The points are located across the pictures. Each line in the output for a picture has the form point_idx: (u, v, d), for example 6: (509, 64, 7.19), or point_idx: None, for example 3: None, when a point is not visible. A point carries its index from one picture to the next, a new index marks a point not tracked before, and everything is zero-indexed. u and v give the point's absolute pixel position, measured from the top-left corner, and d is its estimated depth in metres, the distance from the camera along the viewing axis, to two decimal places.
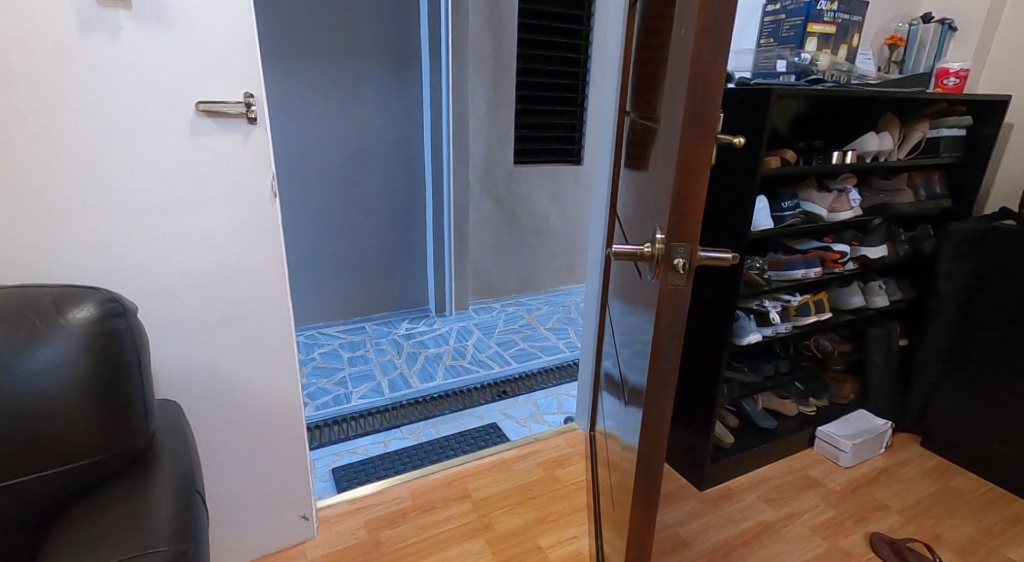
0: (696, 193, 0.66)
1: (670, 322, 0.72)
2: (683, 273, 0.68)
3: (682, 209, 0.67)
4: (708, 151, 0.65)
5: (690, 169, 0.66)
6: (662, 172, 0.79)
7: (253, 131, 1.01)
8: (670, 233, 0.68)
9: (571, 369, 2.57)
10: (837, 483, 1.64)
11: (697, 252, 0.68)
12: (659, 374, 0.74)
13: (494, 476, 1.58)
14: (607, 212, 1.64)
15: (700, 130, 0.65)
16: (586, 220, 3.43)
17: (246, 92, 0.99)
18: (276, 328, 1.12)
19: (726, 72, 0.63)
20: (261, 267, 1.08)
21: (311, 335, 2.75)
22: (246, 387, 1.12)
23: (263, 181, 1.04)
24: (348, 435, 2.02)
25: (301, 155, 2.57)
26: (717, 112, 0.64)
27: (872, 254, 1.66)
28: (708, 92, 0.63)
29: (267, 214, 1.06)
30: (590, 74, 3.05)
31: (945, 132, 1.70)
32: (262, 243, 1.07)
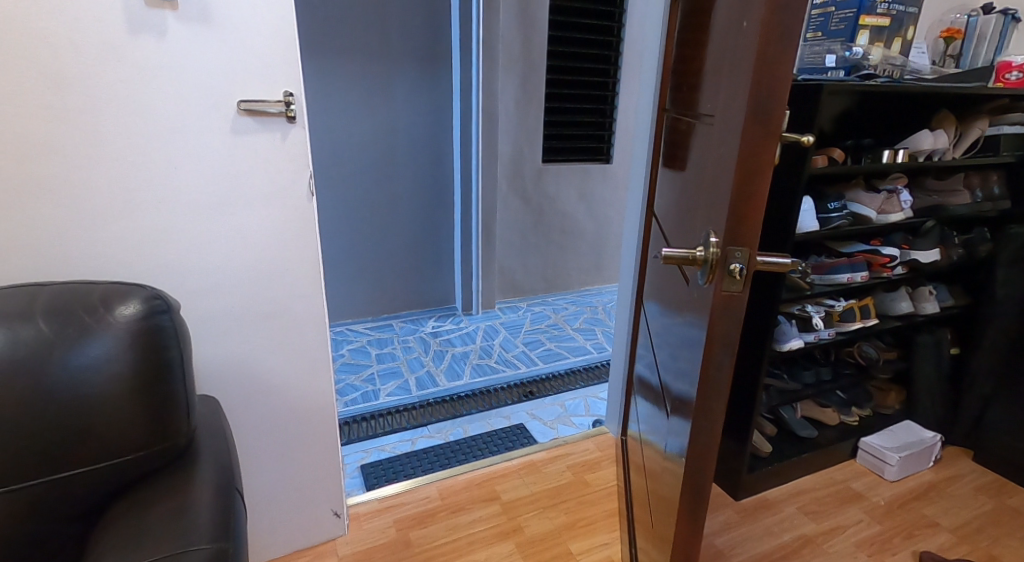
0: (757, 196, 0.63)
1: (724, 331, 0.68)
2: (740, 280, 0.65)
3: (742, 213, 0.63)
4: (772, 152, 0.61)
5: (752, 170, 0.62)
6: (716, 173, 0.75)
7: (292, 129, 1.00)
8: (726, 236, 0.64)
9: (599, 370, 2.53)
10: (883, 497, 1.57)
11: (755, 257, 0.65)
12: (710, 385, 0.70)
13: (523, 479, 1.56)
14: (643, 212, 1.59)
15: (765, 129, 0.61)
16: (615, 219, 3.38)
17: (286, 91, 0.98)
18: (306, 327, 1.11)
19: (794, 67, 0.59)
20: (294, 265, 1.07)
21: (340, 331, 2.77)
22: (277, 386, 1.12)
23: (300, 179, 1.03)
24: (376, 432, 2.02)
25: (334, 152, 2.58)
26: (784, 108, 0.60)
27: (923, 258, 1.58)
28: (775, 89, 0.60)
29: (301, 211, 1.05)
30: (621, 71, 2.99)
31: (1006, 130, 1.60)
32: (295, 241, 1.06)
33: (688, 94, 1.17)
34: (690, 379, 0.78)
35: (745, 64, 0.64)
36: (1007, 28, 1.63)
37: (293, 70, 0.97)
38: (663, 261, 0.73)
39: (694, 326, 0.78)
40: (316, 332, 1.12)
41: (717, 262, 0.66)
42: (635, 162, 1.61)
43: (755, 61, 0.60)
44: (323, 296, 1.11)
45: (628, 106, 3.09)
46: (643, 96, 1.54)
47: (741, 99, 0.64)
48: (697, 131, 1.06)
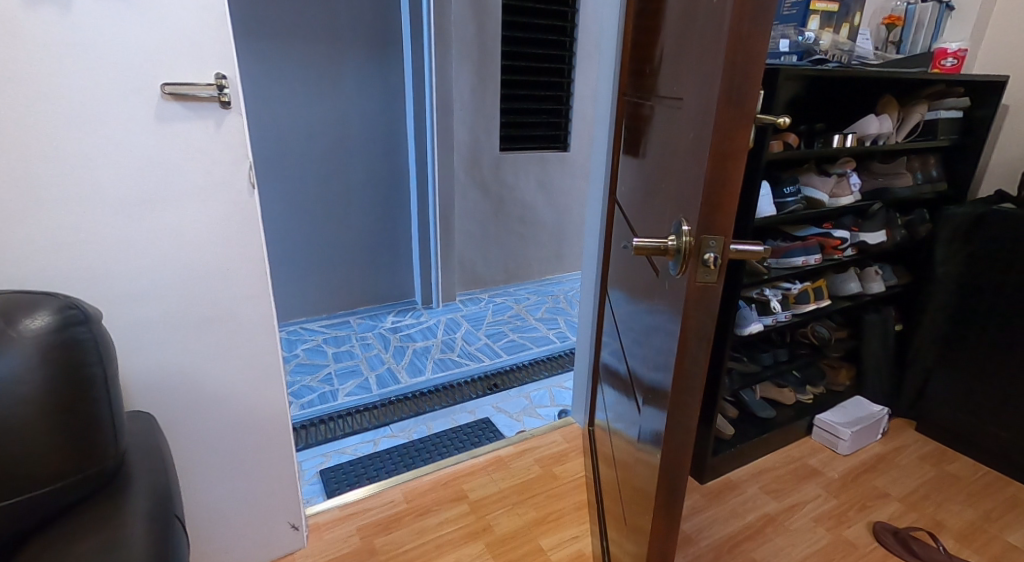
0: (731, 182, 0.61)
1: (699, 323, 0.66)
2: (714, 270, 0.63)
3: (716, 198, 0.62)
4: (745, 134, 0.60)
5: (724, 154, 0.60)
6: (685, 158, 0.73)
7: (227, 115, 0.92)
8: (700, 224, 0.63)
9: (562, 360, 2.53)
10: (837, 471, 1.62)
11: (729, 246, 0.63)
12: (684, 378, 0.69)
13: (490, 475, 1.53)
14: (604, 200, 1.58)
15: (738, 112, 0.59)
16: (574, 208, 3.37)
17: (217, 72, 0.90)
18: (255, 329, 1.04)
19: (768, 43, 0.57)
20: (240, 265, 0.99)
21: (294, 331, 2.66)
22: (226, 394, 1.04)
23: (239, 171, 0.95)
24: (336, 434, 1.95)
25: (281, 143, 2.47)
26: (757, 88, 0.58)
27: (871, 239, 1.63)
28: (748, 68, 0.58)
29: (243, 206, 0.97)
30: (576, 58, 2.97)
31: (943, 114, 1.67)
32: (238, 238, 0.98)
33: (647, 78, 1.15)
34: (661, 371, 0.76)
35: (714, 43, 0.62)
36: (941, 20, 1.71)
37: (227, 50, 0.89)
38: (634, 252, 0.72)
39: (664, 317, 0.77)
40: (266, 334, 1.05)
41: (690, 251, 0.64)
42: (595, 149, 1.59)
43: (727, 38, 0.58)
44: (272, 296, 1.04)
45: (584, 93, 3.08)
46: (601, 81, 1.52)
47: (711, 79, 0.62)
48: (658, 116, 1.05)
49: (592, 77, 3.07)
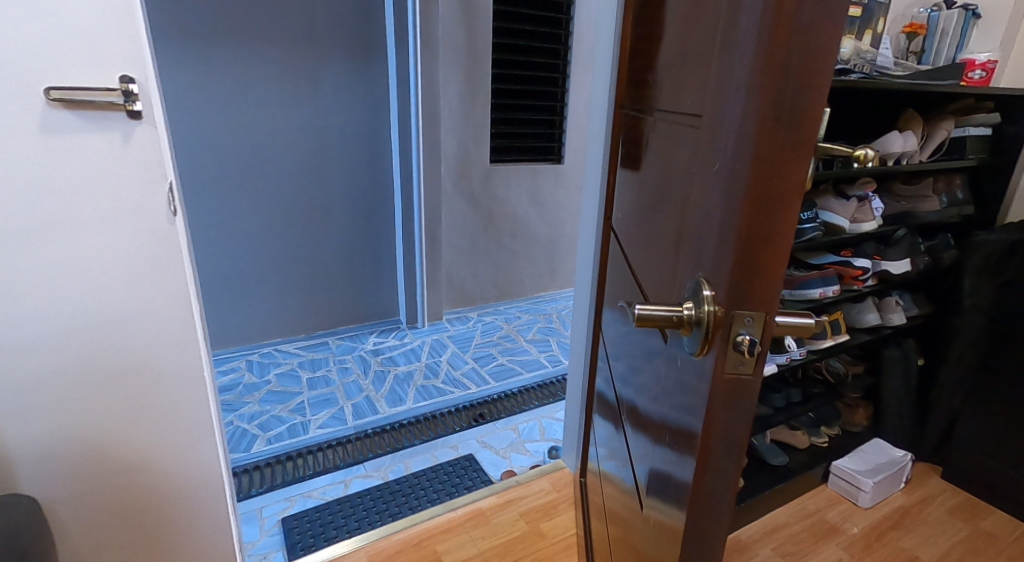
0: (780, 233, 0.46)
1: (725, 425, 0.52)
2: (750, 360, 0.49)
3: (759, 253, 0.47)
4: (804, 169, 0.45)
5: (770, 196, 0.46)
6: (699, 192, 0.58)
7: (138, 128, 0.77)
8: (733, 293, 0.48)
9: (554, 387, 2.36)
10: (859, 528, 1.45)
11: (769, 325, 0.49)
12: (704, 488, 0.54)
13: (469, 534, 1.36)
14: (599, 223, 1.42)
15: (791, 139, 0.44)
16: (568, 222, 3.22)
17: (122, 75, 0.75)
18: (179, 383, 0.88)
19: (838, 47, 0.42)
20: (161, 309, 0.84)
21: (267, 353, 2.49)
22: (146, 461, 0.88)
23: (156, 196, 0.80)
24: (304, 474, 1.77)
25: (254, 152, 2.30)
26: (821, 106, 0.43)
27: (895, 268, 1.47)
28: (806, 79, 0.43)
29: (163, 238, 0.82)
30: (571, 66, 2.83)
31: (972, 131, 1.53)
32: (157, 278, 0.83)
33: (647, 88, 1.00)
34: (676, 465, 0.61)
35: (748, 40, 0.46)
36: (969, 24, 1.55)
37: (137, 47, 0.75)
38: (634, 321, 0.56)
39: (678, 394, 0.61)
40: (197, 387, 0.89)
41: (716, 329, 0.49)
42: (588, 166, 1.44)
43: (775, 35, 0.43)
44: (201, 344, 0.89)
45: (579, 103, 2.93)
46: (596, 91, 1.36)
47: (744, 89, 0.47)
48: (660, 133, 0.89)
49: (587, 87, 2.93)
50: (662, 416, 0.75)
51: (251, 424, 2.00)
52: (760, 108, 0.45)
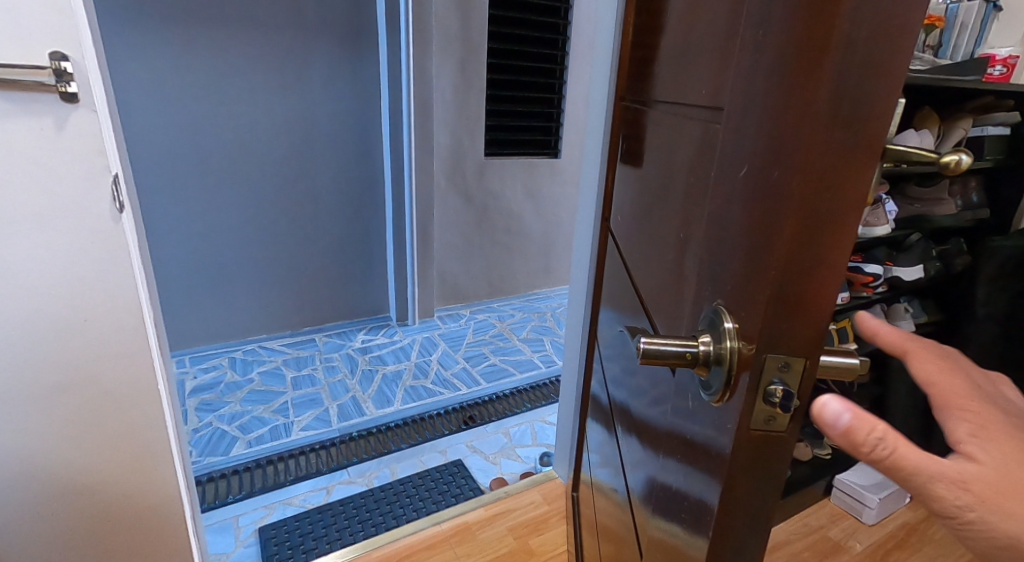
0: (836, 245, 0.41)
1: (751, 479, 0.48)
2: (782, 416, 0.45)
3: (811, 269, 0.42)
4: (868, 174, 0.40)
5: (825, 212, 0.41)
6: (722, 197, 0.52)
7: (75, 112, 0.74)
8: (769, 329, 0.44)
9: (547, 388, 2.29)
10: (863, 545, 1.39)
11: (809, 375, 0.44)
12: (729, 539, 0.50)
13: (454, 551, 1.30)
14: (595, 223, 1.34)
15: (855, 139, 0.39)
16: (565, 218, 3.14)
17: (53, 52, 0.71)
18: (128, 393, 0.88)
19: (914, 42, 0.37)
20: (108, 314, 0.83)
21: (251, 351, 2.41)
22: (87, 466, 0.87)
23: (99, 189, 0.79)
24: (285, 480, 1.70)
25: (237, 141, 2.21)
26: (893, 101, 0.38)
27: (907, 275, 1.41)
28: (874, 68, 0.38)
29: (107, 238, 0.81)
30: (569, 57, 2.73)
31: (990, 131, 1.46)
32: (100, 279, 0.82)
33: (649, 79, 0.92)
34: (692, 507, 0.55)
35: (796, 23, 0.41)
36: (988, 18, 1.47)
37: (63, 21, 0.71)
38: (638, 354, 0.54)
39: (703, 433, 0.53)
40: (149, 381, 0.89)
41: (740, 371, 0.46)
42: (585, 164, 1.35)
43: (837, 24, 0.38)
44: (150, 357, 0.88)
45: (577, 95, 2.84)
46: (595, 83, 1.28)
47: (794, 81, 0.41)
48: (663, 128, 0.81)
49: (586, 79, 2.84)
50: (668, 448, 0.67)
51: (231, 426, 1.92)
52: (817, 102, 0.39)
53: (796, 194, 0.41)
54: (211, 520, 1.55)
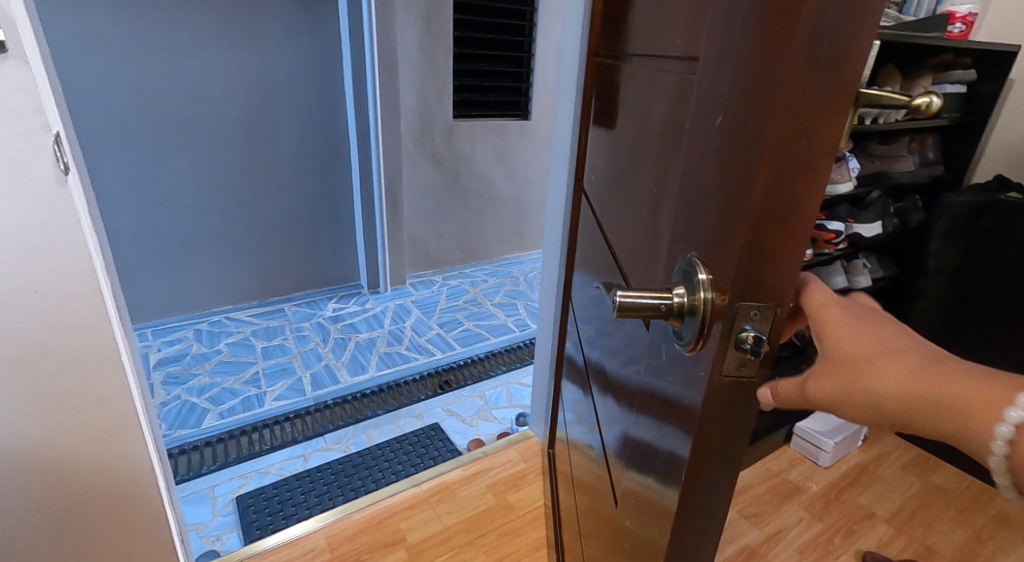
0: (809, 193, 0.43)
1: (720, 426, 0.50)
2: (753, 361, 0.47)
3: (785, 217, 0.43)
4: (841, 121, 0.41)
5: (798, 162, 0.42)
6: (697, 151, 0.52)
7: (4, 63, 0.70)
8: (743, 278, 0.45)
9: (521, 351, 2.32)
10: (819, 486, 1.47)
11: (778, 320, 0.46)
12: (697, 483, 0.53)
13: (435, 510, 1.33)
14: (566, 184, 1.34)
15: (830, 85, 0.40)
16: (535, 182, 3.13)
17: None
18: (86, 363, 0.85)
19: None
20: (58, 281, 0.80)
21: (217, 322, 2.36)
22: (54, 439, 0.86)
23: (39, 149, 0.75)
24: (260, 449, 1.70)
25: (190, 102, 2.12)
26: (865, 49, 0.39)
27: (867, 232, 1.45)
28: (853, 12, 0.38)
29: (51, 203, 0.77)
30: (538, 14, 2.68)
31: (948, 89, 1.51)
32: (47, 244, 0.78)
33: (621, 35, 0.91)
34: (665, 455, 0.57)
35: None
36: None
37: None
38: (614, 309, 0.53)
39: (677, 385, 0.54)
40: (113, 352, 0.87)
41: (715, 320, 0.47)
42: (557, 124, 1.34)
43: None
44: (107, 326, 0.86)
45: (547, 54, 2.80)
46: (566, 40, 1.26)
47: (770, 27, 0.41)
48: (638, 84, 0.80)
49: (556, 37, 2.79)
50: (642, 403, 0.69)
51: (200, 398, 1.89)
52: (795, 47, 0.40)
53: (772, 142, 0.42)
54: (186, 491, 1.54)
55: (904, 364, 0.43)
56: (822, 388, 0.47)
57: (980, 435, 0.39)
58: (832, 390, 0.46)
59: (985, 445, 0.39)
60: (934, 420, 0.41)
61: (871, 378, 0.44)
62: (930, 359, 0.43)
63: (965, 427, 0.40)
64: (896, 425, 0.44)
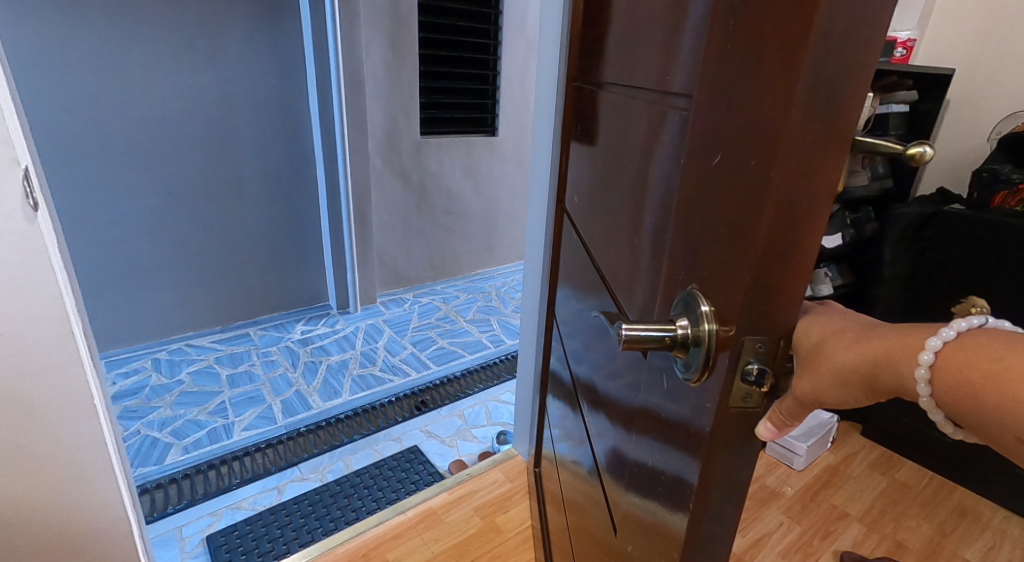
0: (811, 230, 0.45)
1: (732, 452, 0.52)
2: (758, 392, 0.49)
3: (787, 254, 0.46)
4: (839, 164, 0.44)
5: (799, 202, 0.44)
6: (693, 185, 0.54)
7: None
8: (749, 315, 0.47)
9: (496, 367, 2.32)
10: (794, 489, 1.53)
11: (779, 353, 0.49)
12: (713, 506, 0.54)
13: (422, 537, 1.31)
14: (545, 204, 1.36)
15: (829, 131, 0.43)
16: (503, 196, 3.15)
17: None
18: (57, 408, 0.80)
19: (879, 41, 0.41)
20: (27, 325, 0.76)
21: (178, 350, 2.27)
22: (21, 492, 0.81)
23: (9, 184, 0.71)
24: (231, 483, 1.64)
25: (147, 122, 2.04)
26: (858, 99, 0.42)
27: (827, 242, 1.55)
28: (848, 65, 0.41)
29: (23, 242, 0.73)
30: (502, 33, 2.72)
31: (894, 108, 1.59)
32: (17, 286, 0.74)
33: (601, 62, 0.94)
34: (671, 481, 0.59)
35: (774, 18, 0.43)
36: None
37: None
38: (619, 340, 0.54)
39: (681, 413, 0.56)
40: (84, 396, 0.82)
41: (721, 352, 0.49)
42: (534, 145, 1.36)
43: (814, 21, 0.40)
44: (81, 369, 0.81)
45: (512, 71, 2.84)
46: (543, 64, 1.29)
47: (770, 74, 0.44)
48: (618, 111, 0.83)
49: (519, 55, 2.83)
50: (635, 425, 0.70)
51: (163, 432, 1.81)
52: (797, 95, 0.42)
53: (775, 183, 0.44)
54: (153, 533, 1.47)
55: (845, 336, 0.46)
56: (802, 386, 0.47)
57: (910, 379, 0.43)
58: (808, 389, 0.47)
59: (916, 389, 0.43)
60: (878, 375, 0.45)
61: (829, 360, 0.46)
62: (865, 327, 0.47)
63: (899, 377, 0.44)
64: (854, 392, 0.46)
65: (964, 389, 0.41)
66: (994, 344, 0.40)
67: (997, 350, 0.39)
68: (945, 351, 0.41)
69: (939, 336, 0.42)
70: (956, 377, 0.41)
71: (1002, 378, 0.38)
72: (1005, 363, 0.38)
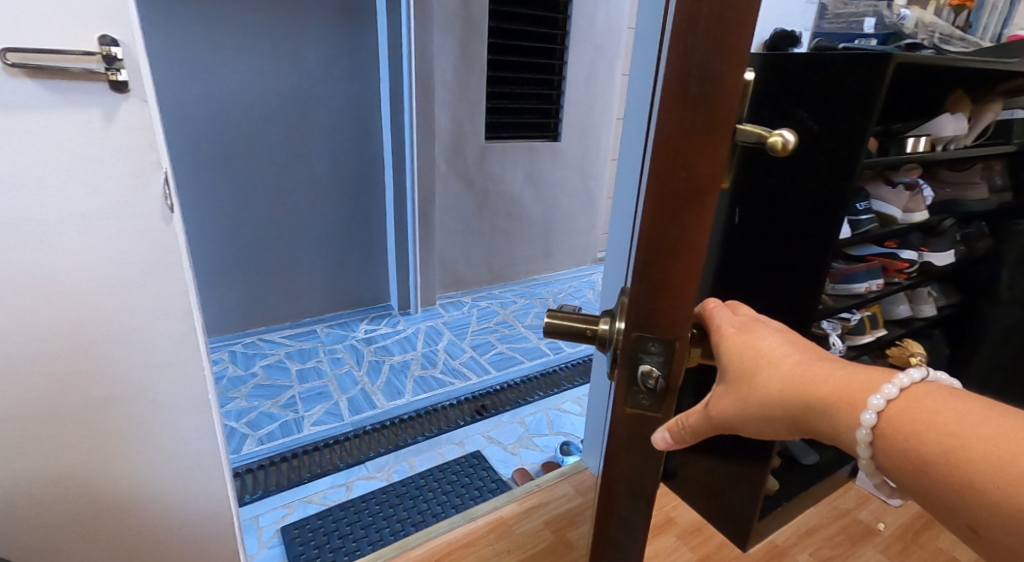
0: (696, 224, 0.44)
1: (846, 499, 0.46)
2: (652, 394, 0.49)
3: (672, 250, 0.45)
4: (719, 156, 0.42)
5: (675, 193, 0.43)
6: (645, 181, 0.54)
7: (126, 102, 0.76)
8: (638, 310, 0.47)
9: (557, 376, 2.26)
10: (890, 527, 1.40)
11: (674, 357, 0.48)
12: None
13: (493, 548, 1.27)
14: (631, 213, 1.30)
15: (705, 122, 0.41)
16: (564, 202, 3.10)
17: (102, 36, 0.72)
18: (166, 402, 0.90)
19: (754, 25, 0.38)
20: (158, 315, 0.86)
21: (251, 344, 2.33)
22: None
23: (150, 186, 0.81)
24: (302, 476, 1.65)
25: (228, 127, 2.10)
26: (735, 86, 0.40)
27: (938, 259, 1.42)
28: (718, 54, 0.39)
29: (157, 240, 0.83)
30: (569, 38, 2.68)
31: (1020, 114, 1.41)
32: (145, 283, 0.84)
33: None
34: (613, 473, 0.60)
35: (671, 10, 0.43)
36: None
37: (108, 4, 0.72)
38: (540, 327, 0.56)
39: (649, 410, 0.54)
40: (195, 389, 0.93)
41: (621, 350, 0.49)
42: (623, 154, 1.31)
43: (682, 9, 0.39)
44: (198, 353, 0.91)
45: (578, 76, 2.80)
46: (635, 69, 1.24)
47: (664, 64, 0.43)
48: None
49: (587, 60, 2.79)
50: None
51: (240, 423, 1.85)
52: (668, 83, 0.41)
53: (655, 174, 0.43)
54: (245, 516, 1.52)
55: (782, 370, 0.49)
56: (728, 407, 0.52)
57: (850, 431, 0.46)
58: (734, 410, 0.51)
59: (855, 445, 0.47)
60: (813, 417, 0.48)
61: (756, 389, 0.50)
62: (824, 359, 0.50)
63: (836, 427, 0.47)
64: (791, 423, 0.50)
65: (903, 456, 0.44)
66: (938, 416, 0.43)
67: (944, 425, 0.43)
68: (890, 413, 0.45)
69: (882, 395, 0.45)
70: (897, 444, 0.44)
71: (953, 458, 0.42)
72: (955, 441, 0.42)
